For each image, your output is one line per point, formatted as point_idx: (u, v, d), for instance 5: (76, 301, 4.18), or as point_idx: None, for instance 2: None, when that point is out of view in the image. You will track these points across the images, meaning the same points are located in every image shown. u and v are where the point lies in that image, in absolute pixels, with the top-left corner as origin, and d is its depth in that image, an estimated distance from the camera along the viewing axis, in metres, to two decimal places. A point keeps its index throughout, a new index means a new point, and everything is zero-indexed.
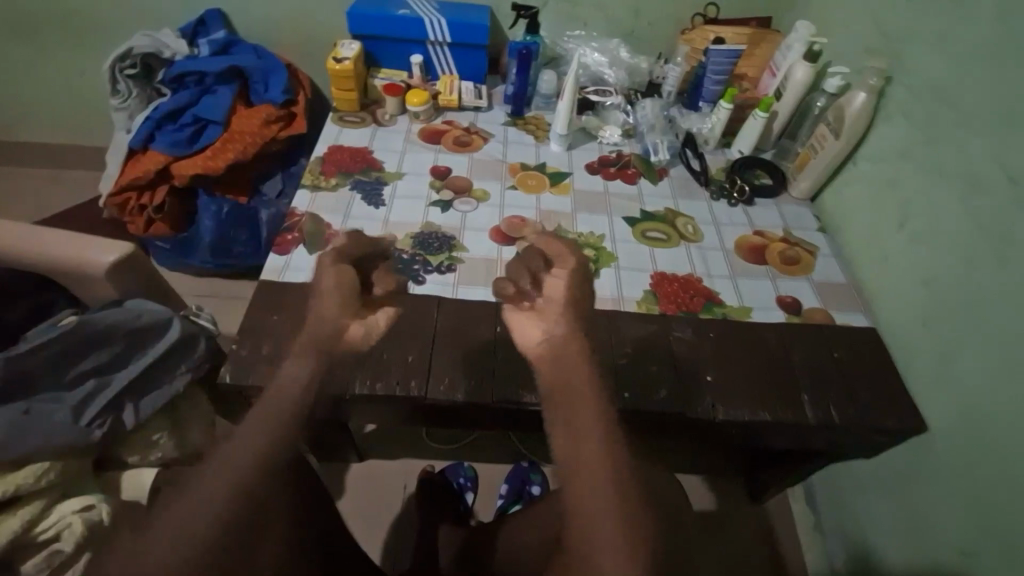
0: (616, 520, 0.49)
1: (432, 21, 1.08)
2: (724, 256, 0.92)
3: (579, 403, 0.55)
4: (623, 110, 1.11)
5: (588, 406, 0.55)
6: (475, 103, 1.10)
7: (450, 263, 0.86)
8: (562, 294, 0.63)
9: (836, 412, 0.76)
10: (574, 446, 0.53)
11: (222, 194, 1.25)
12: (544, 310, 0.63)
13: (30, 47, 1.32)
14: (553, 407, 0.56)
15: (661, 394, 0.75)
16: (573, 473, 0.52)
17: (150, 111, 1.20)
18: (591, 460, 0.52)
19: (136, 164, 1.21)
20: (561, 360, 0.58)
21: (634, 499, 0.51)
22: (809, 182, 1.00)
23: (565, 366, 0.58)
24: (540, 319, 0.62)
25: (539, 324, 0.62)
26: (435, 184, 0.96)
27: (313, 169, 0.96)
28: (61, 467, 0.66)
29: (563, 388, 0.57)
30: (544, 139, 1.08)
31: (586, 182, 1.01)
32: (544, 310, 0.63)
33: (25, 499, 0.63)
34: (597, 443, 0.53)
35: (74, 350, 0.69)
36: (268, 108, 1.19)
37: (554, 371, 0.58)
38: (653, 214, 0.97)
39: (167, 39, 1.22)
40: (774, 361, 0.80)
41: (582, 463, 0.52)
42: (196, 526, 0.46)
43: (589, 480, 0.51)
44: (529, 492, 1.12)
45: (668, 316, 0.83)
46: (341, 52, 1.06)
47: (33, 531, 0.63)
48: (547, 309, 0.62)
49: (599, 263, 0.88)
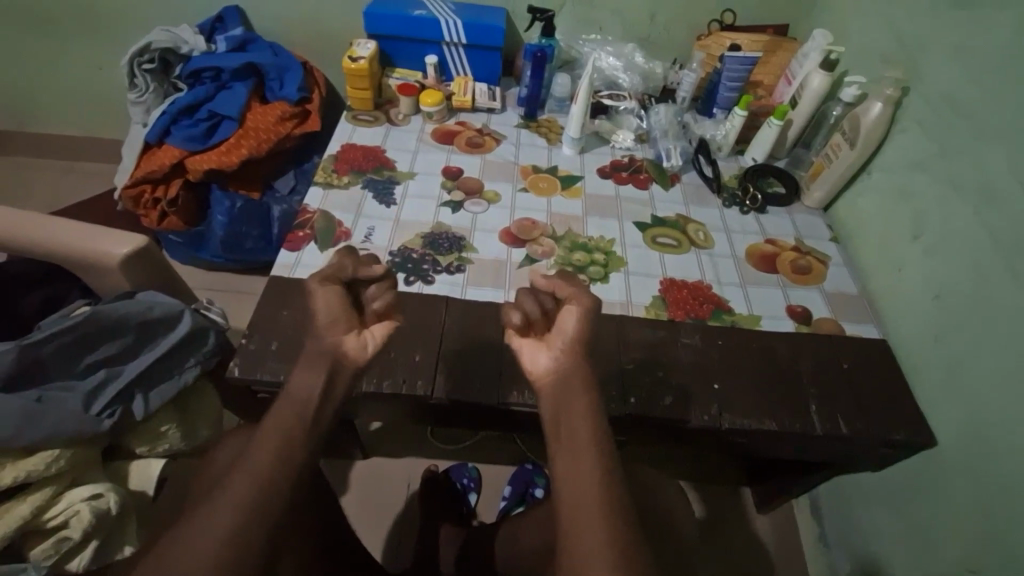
0: (607, 542, 0.47)
1: (447, 22, 1.08)
2: (734, 263, 0.92)
3: (577, 429, 0.55)
4: (637, 115, 1.10)
5: (592, 438, 0.54)
6: (489, 104, 1.11)
7: (460, 264, 0.86)
8: (572, 330, 0.59)
9: (843, 422, 0.76)
10: (572, 472, 0.52)
11: (235, 189, 1.26)
12: (549, 340, 0.61)
13: (52, 42, 1.34)
14: (557, 435, 0.55)
15: (668, 402, 0.75)
16: (572, 497, 0.51)
17: (168, 106, 1.21)
18: (586, 488, 0.51)
19: (152, 157, 1.22)
20: (567, 390, 0.57)
21: (631, 523, 0.50)
22: (823, 191, 0.99)
23: (572, 398, 0.56)
24: (546, 347, 0.61)
25: (545, 352, 0.60)
26: (447, 184, 0.97)
27: (326, 166, 0.97)
28: (71, 455, 0.65)
29: (566, 418, 0.56)
30: (556, 142, 1.07)
31: (598, 186, 1.01)
32: (551, 338, 0.61)
33: (35, 484, 0.64)
34: (596, 467, 0.52)
35: (89, 339, 0.70)
36: (283, 105, 1.20)
37: (559, 403, 0.57)
38: (664, 219, 0.96)
39: (186, 35, 1.24)
40: (785, 373, 0.79)
41: (578, 489, 0.51)
42: (198, 531, 0.46)
43: (583, 506, 0.50)
44: (532, 494, 1.11)
45: (676, 322, 0.83)
46: (356, 51, 1.07)
47: (42, 517, 0.63)
48: (553, 339, 0.60)
49: (609, 268, 0.88)
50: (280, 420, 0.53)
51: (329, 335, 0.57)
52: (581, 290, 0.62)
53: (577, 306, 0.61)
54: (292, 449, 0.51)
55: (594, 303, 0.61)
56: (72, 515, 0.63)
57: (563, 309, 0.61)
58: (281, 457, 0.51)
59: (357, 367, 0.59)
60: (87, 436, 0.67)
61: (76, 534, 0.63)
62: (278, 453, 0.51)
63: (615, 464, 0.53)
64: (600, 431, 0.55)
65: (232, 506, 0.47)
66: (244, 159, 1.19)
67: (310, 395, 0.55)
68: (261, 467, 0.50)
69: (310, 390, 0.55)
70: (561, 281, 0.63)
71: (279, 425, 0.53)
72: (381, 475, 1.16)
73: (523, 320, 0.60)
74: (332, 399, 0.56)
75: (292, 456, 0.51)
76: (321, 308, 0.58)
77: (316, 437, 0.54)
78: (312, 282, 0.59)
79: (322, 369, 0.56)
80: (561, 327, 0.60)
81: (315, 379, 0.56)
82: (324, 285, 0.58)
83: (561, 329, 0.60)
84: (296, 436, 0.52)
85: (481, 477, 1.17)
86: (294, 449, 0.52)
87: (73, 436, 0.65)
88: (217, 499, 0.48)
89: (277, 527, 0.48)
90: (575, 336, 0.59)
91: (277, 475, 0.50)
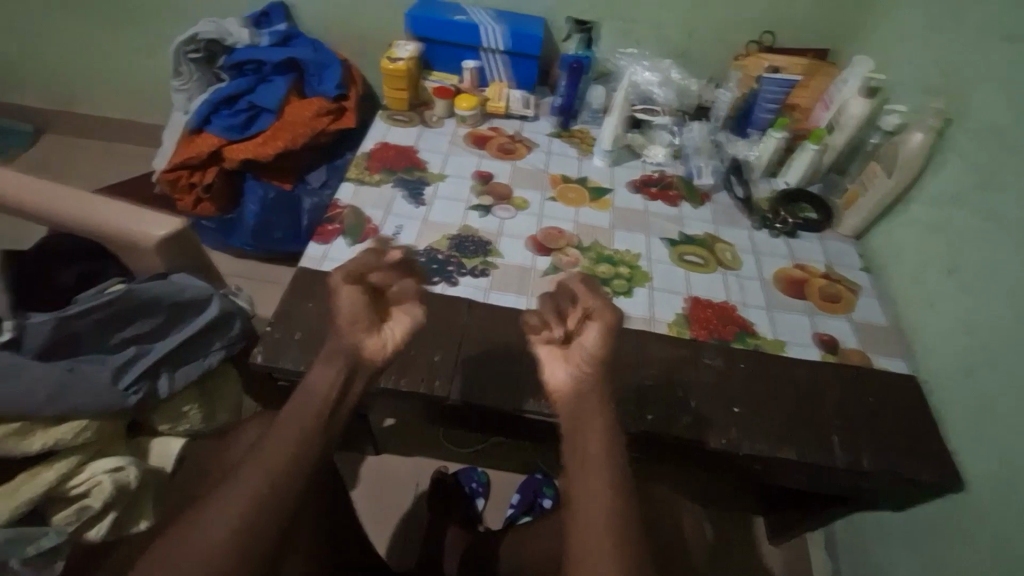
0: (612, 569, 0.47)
1: (487, 28, 1.10)
2: (761, 286, 0.90)
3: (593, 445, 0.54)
4: (670, 131, 1.09)
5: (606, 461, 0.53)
6: (523, 112, 1.11)
7: (484, 268, 0.86)
8: (591, 346, 0.58)
9: (867, 458, 0.74)
10: (583, 496, 0.52)
11: (268, 179, 1.29)
12: (568, 352, 0.59)
13: (105, 27, 1.39)
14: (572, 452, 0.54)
15: (685, 421, 0.74)
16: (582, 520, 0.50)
17: (209, 95, 1.25)
18: (594, 513, 0.50)
19: (190, 144, 1.25)
20: (580, 408, 0.57)
21: (640, 550, 0.49)
22: (857, 219, 0.97)
23: (593, 416, 0.56)
24: (563, 360, 0.59)
25: (562, 365, 0.59)
26: (477, 188, 0.97)
27: (359, 163, 0.98)
28: (99, 426, 0.63)
29: (583, 435, 0.55)
30: (587, 153, 1.08)
31: (627, 200, 1.00)
32: (568, 352, 0.59)
33: (61, 451, 0.61)
34: (610, 491, 0.51)
35: (121, 315, 0.67)
36: (321, 101, 1.24)
37: (574, 419, 0.56)
38: (693, 237, 0.96)
39: (232, 27, 1.26)
40: (807, 403, 0.77)
41: (586, 511, 0.51)
42: (220, 517, 0.47)
43: (590, 528, 0.50)
44: (540, 505, 1.10)
45: (699, 342, 0.82)
46: (396, 52, 1.09)
47: (66, 484, 0.61)
48: (572, 353, 0.59)
49: (633, 282, 0.88)
50: (295, 413, 0.54)
51: (346, 334, 0.58)
52: (605, 306, 0.58)
53: (601, 322, 0.58)
54: (307, 444, 0.52)
55: (617, 319, 0.58)
56: (93, 485, 0.61)
57: (587, 323, 0.58)
58: (294, 449, 0.51)
59: (374, 366, 0.59)
60: (112, 411, 0.63)
61: (97, 504, 0.60)
62: (289, 444, 0.52)
63: (627, 490, 0.52)
64: (612, 450, 0.54)
65: (244, 495, 0.48)
66: (279, 151, 1.22)
67: (328, 386, 0.56)
68: (270, 458, 0.50)
69: (324, 386, 0.55)
70: (586, 290, 0.60)
71: (293, 418, 0.53)
72: (391, 474, 1.16)
73: (540, 324, 0.61)
74: (347, 397, 0.57)
75: (308, 451, 0.52)
76: (348, 306, 0.58)
77: (331, 429, 0.55)
78: (338, 279, 0.59)
79: (337, 366, 0.56)
80: (581, 342, 0.58)
81: (331, 377, 0.56)
82: (347, 284, 0.59)
83: (582, 343, 0.59)
84: (311, 428, 0.53)
85: (489, 482, 1.16)
86: (306, 441, 0.52)
87: (101, 409, 0.62)
88: (232, 485, 0.49)
89: (284, 519, 0.49)
90: (598, 347, 0.58)
91: (286, 466, 0.50)
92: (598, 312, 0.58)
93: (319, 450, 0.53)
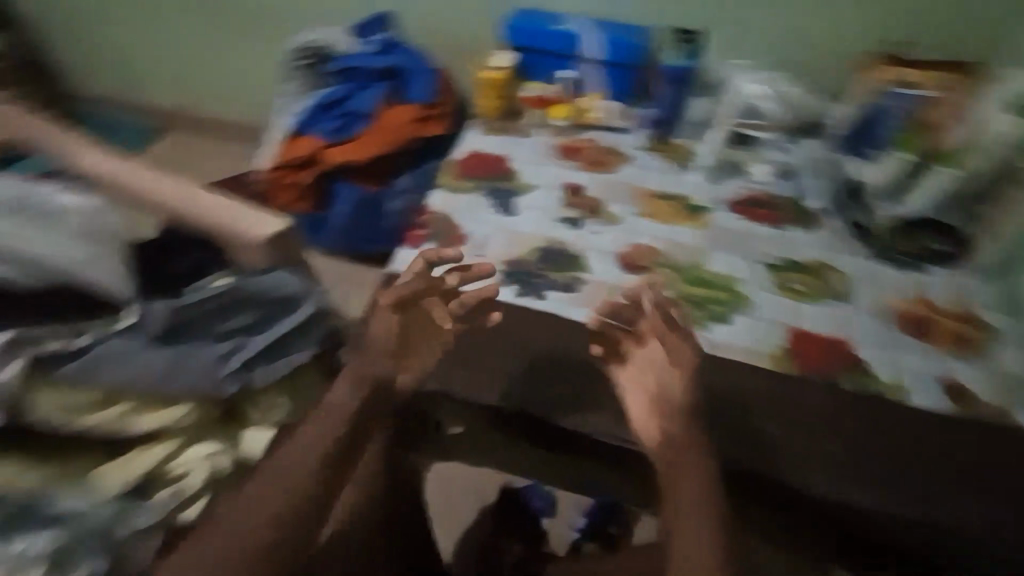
0: None
1: (588, 37, 1.10)
2: (879, 323, 0.82)
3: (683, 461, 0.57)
4: (777, 147, 1.03)
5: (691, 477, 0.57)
6: (616, 123, 1.08)
7: (573, 283, 0.83)
8: (670, 383, 0.62)
9: (958, 521, 0.66)
10: (681, 532, 0.54)
11: (355, 181, 1.30)
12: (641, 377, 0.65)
13: (227, 35, 1.49)
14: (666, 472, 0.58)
15: (780, 463, 0.69)
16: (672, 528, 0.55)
17: (314, 100, 1.30)
18: (697, 549, 0.52)
19: (291, 146, 1.30)
20: (675, 443, 0.58)
21: None
22: (999, 254, 0.87)
23: (685, 435, 0.58)
24: (642, 389, 0.65)
25: (638, 390, 0.65)
26: (566, 200, 0.94)
27: (450, 170, 0.98)
28: (200, 412, 0.63)
29: (679, 473, 0.57)
30: (683, 167, 1.02)
31: (728, 220, 0.94)
32: (652, 384, 0.64)
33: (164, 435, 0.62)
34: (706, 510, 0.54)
35: (224, 308, 0.67)
36: (412, 107, 1.27)
37: (670, 455, 0.58)
38: (801, 264, 0.88)
39: (340, 36, 1.33)
40: (892, 450, 0.70)
41: (687, 547, 0.52)
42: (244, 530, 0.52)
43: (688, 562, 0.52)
44: (609, 533, 1.06)
45: (803, 378, 0.75)
46: (495, 61, 1.11)
47: (166, 468, 0.61)
48: (646, 378, 0.64)
49: (730, 309, 0.81)
50: (313, 427, 0.59)
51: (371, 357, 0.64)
52: (682, 344, 0.62)
53: (673, 361, 0.62)
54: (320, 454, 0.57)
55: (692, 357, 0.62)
56: (192, 470, 0.61)
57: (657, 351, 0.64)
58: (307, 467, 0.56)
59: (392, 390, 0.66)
60: (213, 398, 0.63)
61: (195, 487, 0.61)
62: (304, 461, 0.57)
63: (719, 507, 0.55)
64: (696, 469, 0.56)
65: (266, 506, 0.54)
66: (373, 155, 1.26)
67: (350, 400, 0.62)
68: (292, 475, 0.56)
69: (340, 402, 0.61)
70: (665, 327, 0.63)
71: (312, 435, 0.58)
72: (454, 487, 1.15)
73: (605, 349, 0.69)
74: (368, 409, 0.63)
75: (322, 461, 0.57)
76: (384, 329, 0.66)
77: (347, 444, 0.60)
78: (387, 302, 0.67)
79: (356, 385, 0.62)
80: (655, 371, 0.64)
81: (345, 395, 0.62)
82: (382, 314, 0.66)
83: (663, 378, 0.63)
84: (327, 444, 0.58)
85: (556, 502, 1.13)
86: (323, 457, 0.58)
87: (202, 395, 0.62)
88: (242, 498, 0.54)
89: (308, 530, 0.54)
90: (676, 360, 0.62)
91: (306, 483, 0.56)
92: (671, 350, 0.62)
93: (336, 465, 0.58)
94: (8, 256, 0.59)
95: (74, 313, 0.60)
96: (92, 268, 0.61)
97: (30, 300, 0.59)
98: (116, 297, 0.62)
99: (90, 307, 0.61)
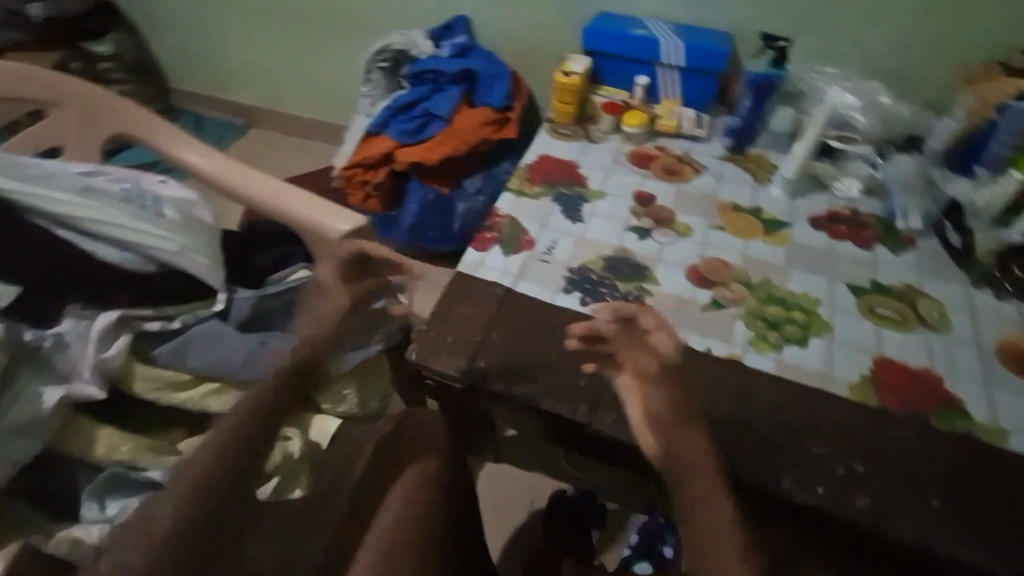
0: None
1: (668, 43, 1.07)
2: (978, 357, 0.75)
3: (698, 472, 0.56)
4: (869, 161, 0.95)
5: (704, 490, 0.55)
6: (694, 131, 1.05)
7: (639, 294, 0.81)
8: (651, 385, 0.62)
9: (1009, 556, 0.60)
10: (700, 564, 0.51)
11: (428, 182, 1.35)
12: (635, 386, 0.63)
13: (310, 38, 1.55)
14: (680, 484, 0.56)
15: (861, 505, 0.63)
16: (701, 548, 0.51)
17: (391, 101, 1.34)
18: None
19: (368, 145, 1.35)
20: (688, 461, 0.57)
21: None
22: None
23: (685, 434, 0.58)
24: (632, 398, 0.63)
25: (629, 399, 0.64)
26: (637, 209, 0.93)
27: (520, 174, 0.99)
28: None
29: (704, 507, 0.54)
30: (763, 180, 0.98)
31: (808, 237, 0.89)
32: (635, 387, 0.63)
33: None
34: (733, 533, 0.52)
35: (308, 301, 0.73)
36: (487, 111, 1.29)
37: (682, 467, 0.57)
38: (888, 288, 0.82)
39: (418, 39, 1.36)
40: (906, 463, 0.65)
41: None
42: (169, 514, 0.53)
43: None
44: (660, 552, 1.02)
45: (888, 412, 0.69)
46: (570, 66, 1.10)
47: None
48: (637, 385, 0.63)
49: (809, 331, 0.77)
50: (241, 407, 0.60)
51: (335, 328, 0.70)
52: (657, 346, 0.63)
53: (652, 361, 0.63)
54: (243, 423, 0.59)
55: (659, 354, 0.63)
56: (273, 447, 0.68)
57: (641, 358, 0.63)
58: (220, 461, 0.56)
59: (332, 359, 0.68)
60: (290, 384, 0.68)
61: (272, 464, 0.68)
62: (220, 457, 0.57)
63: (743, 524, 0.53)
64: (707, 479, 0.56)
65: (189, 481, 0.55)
66: (442, 157, 1.29)
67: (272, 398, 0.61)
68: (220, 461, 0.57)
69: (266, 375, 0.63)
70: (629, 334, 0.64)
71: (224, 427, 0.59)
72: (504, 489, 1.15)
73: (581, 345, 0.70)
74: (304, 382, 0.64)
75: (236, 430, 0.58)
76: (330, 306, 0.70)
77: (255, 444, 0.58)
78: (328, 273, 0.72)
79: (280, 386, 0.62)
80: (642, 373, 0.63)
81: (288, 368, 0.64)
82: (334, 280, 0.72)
83: (647, 384, 0.62)
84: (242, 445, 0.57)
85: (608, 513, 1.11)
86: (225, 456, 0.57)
87: None
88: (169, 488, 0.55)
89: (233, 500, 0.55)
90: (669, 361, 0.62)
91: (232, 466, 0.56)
92: (646, 354, 0.63)
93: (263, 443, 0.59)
94: (118, 243, 0.63)
95: (172, 303, 0.65)
96: (189, 261, 0.64)
97: (136, 285, 0.62)
98: (210, 287, 0.67)
99: (186, 296, 0.65)
